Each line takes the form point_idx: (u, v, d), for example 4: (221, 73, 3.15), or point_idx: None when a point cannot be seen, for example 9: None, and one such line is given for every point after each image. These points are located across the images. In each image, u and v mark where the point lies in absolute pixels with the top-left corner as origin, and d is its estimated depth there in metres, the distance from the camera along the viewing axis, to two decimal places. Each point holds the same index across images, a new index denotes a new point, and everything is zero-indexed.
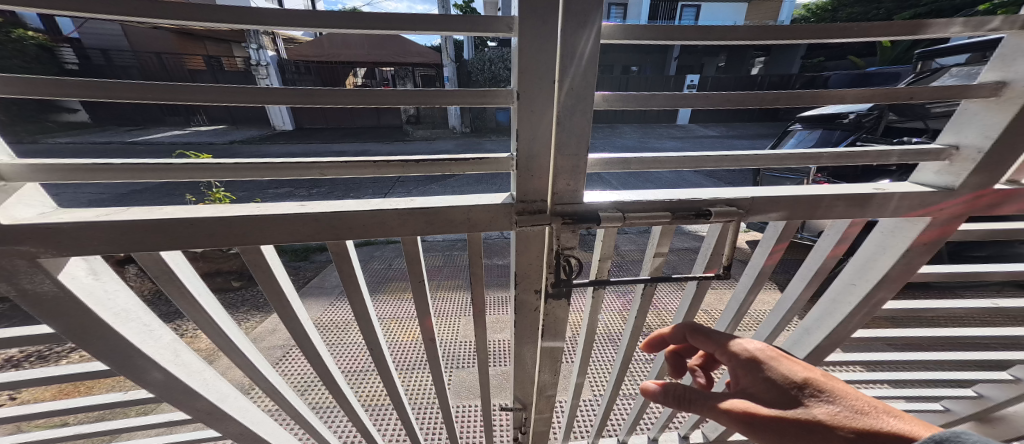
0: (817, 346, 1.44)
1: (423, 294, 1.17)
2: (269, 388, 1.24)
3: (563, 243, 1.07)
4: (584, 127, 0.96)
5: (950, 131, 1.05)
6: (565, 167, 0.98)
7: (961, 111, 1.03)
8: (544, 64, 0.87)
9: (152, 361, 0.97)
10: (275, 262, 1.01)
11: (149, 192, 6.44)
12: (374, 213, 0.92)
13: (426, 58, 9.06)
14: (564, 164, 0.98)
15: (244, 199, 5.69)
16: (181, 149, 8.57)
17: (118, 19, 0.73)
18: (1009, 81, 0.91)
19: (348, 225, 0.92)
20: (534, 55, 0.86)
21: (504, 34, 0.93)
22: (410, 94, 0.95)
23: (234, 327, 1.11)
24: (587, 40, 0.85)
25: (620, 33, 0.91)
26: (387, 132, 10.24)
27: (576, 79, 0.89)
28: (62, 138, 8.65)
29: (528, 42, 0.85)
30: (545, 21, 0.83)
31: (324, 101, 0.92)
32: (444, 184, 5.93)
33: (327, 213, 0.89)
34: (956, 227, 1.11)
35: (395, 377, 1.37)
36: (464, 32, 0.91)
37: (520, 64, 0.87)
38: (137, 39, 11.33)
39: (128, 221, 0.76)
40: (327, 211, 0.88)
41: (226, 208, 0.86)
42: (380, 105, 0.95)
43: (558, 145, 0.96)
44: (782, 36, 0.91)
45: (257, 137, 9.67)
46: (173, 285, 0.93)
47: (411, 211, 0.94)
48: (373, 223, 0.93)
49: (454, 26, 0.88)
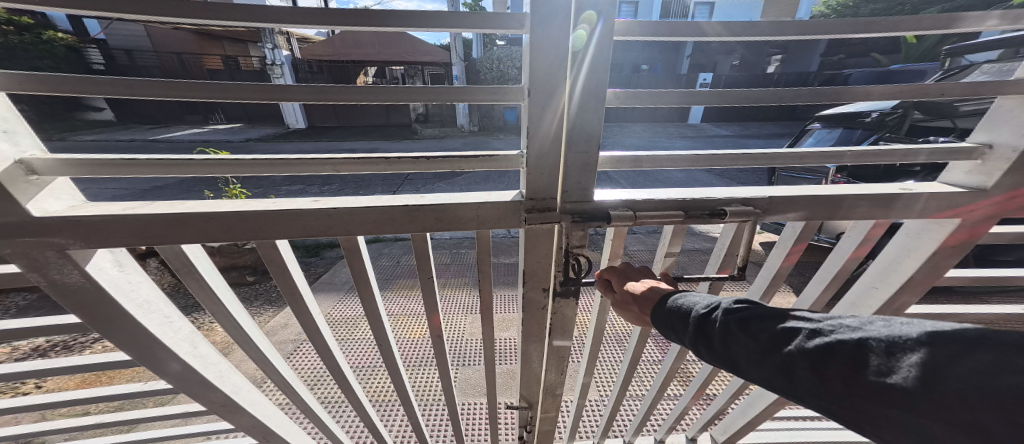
0: None
1: (432, 290, 1.18)
2: (280, 381, 1.26)
3: (572, 242, 1.07)
4: (595, 125, 0.95)
5: (983, 129, 1.00)
6: (576, 166, 0.98)
7: (995, 108, 0.98)
8: (557, 60, 0.86)
9: (171, 353, 0.99)
10: (290, 256, 1.03)
11: (169, 189, 6.65)
12: (386, 210, 0.93)
13: (436, 57, 9.11)
14: (575, 163, 0.98)
15: (259, 196, 5.83)
16: (199, 147, 8.81)
17: (137, 17, 0.75)
18: None
19: (360, 221, 0.93)
20: (547, 51, 0.85)
21: (514, 31, 0.92)
22: (420, 92, 0.95)
23: (249, 320, 1.13)
24: (600, 37, 0.84)
25: (633, 29, 0.90)
26: (398, 131, 10.34)
27: (587, 76, 0.88)
28: (89, 137, 9.00)
29: (540, 38, 0.84)
30: (558, 16, 0.82)
31: (336, 99, 0.93)
32: (453, 182, 5.96)
33: (341, 209, 0.89)
34: (987, 228, 1.06)
35: (403, 373, 1.38)
36: (475, 29, 0.91)
37: (531, 61, 0.86)
38: (159, 41, 11.69)
39: (152, 215, 0.77)
40: (340, 207, 0.89)
41: (247, 203, 0.87)
42: (390, 102, 0.96)
43: (568, 144, 0.96)
44: (801, 31, 0.89)
45: (272, 135, 9.89)
46: (194, 279, 0.94)
47: (420, 208, 0.94)
48: (384, 219, 0.94)
49: (465, 23, 0.88)
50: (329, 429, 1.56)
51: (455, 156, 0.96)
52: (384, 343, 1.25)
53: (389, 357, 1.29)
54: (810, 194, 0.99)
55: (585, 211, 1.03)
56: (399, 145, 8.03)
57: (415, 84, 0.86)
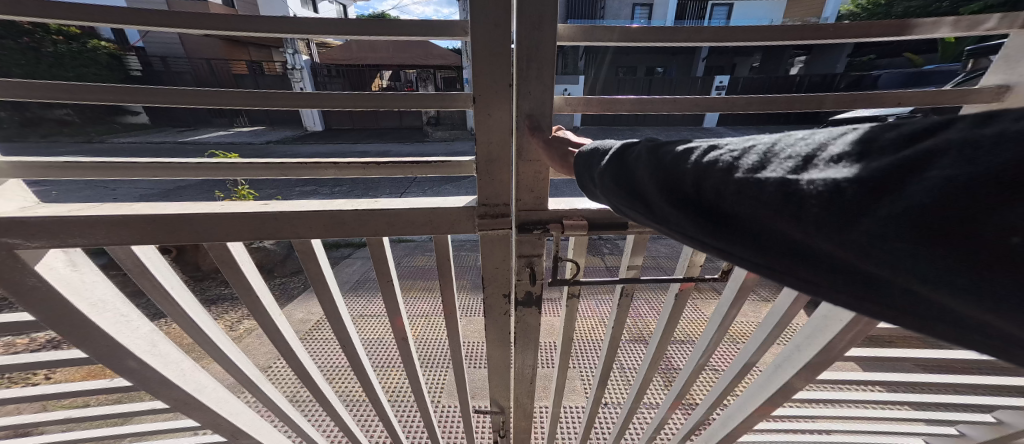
0: (788, 382, 1.30)
1: (393, 293, 1.19)
2: (245, 381, 1.26)
3: (528, 250, 1.08)
4: (545, 132, 0.94)
5: None
6: (528, 174, 0.98)
7: None
8: (499, 65, 0.87)
9: (128, 351, 0.99)
10: (244, 257, 1.04)
11: (186, 189, 6.90)
12: (335, 213, 0.93)
13: (449, 60, 9.10)
14: (527, 171, 0.98)
15: (268, 196, 5.95)
16: (216, 148, 9.09)
17: (86, 24, 0.77)
18: (1012, 85, 0.84)
19: (309, 224, 0.94)
20: (488, 60, 0.86)
21: (458, 37, 0.92)
22: (367, 97, 0.94)
23: (209, 320, 1.14)
24: (540, 45, 0.84)
25: (577, 35, 0.89)
26: (409, 134, 10.37)
27: (531, 83, 0.88)
28: (118, 139, 9.44)
29: (481, 46, 0.85)
30: (496, 22, 0.83)
31: (277, 104, 0.92)
32: (457, 185, 5.92)
33: (287, 213, 0.90)
34: None
35: (371, 377, 1.37)
36: (420, 36, 0.90)
37: (474, 68, 0.87)
38: (187, 46, 12.13)
39: (98, 216, 0.79)
40: (286, 210, 0.90)
41: (195, 205, 0.89)
42: (336, 108, 0.95)
43: (518, 152, 0.96)
44: (748, 37, 0.87)
45: (286, 138, 10.10)
46: (147, 279, 0.95)
47: (369, 212, 0.95)
48: (334, 223, 0.95)
49: (410, 31, 0.88)
50: (300, 430, 1.57)
51: (408, 163, 1.01)
52: (348, 347, 1.25)
53: (353, 359, 1.28)
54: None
55: (537, 218, 1.03)
56: (406, 147, 8.06)
57: (357, 93, 0.85)
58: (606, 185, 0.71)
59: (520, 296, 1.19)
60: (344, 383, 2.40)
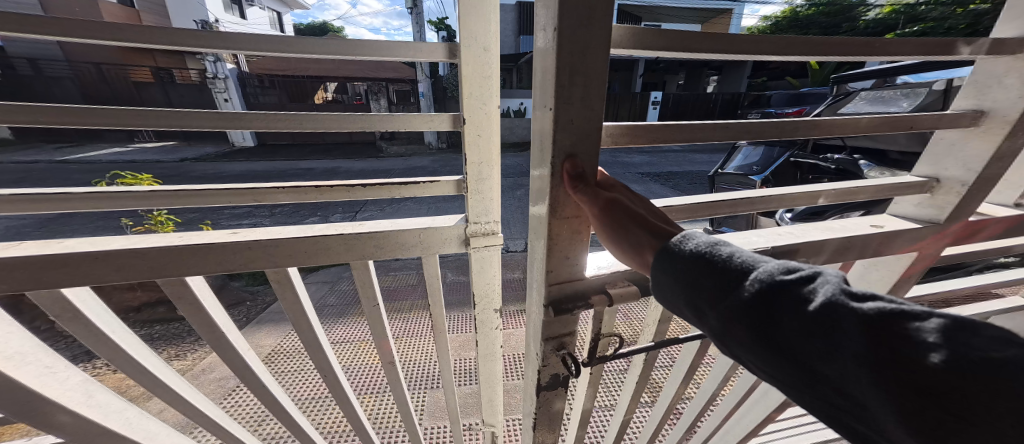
0: None
1: (379, 318, 1.11)
2: (207, 425, 1.06)
3: (560, 328, 0.75)
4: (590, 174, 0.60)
5: (928, 161, 0.97)
6: (563, 236, 0.66)
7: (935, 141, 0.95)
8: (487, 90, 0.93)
9: (59, 404, 0.73)
10: (203, 290, 0.91)
11: (81, 216, 5.80)
12: (316, 239, 0.85)
13: (401, 73, 8.88)
14: (561, 236, 0.65)
15: (193, 222, 5.22)
16: (121, 168, 7.81)
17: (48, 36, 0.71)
18: (987, 110, 0.84)
19: (286, 252, 0.85)
20: (478, 85, 0.92)
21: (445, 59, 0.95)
22: (354, 118, 0.94)
23: (161, 362, 0.97)
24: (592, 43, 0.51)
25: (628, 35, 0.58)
26: (359, 149, 9.83)
27: (575, 104, 0.54)
28: None
29: (471, 71, 0.91)
30: (486, 50, 0.90)
31: (253, 125, 0.87)
32: (416, 201, 5.70)
33: (260, 241, 0.81)
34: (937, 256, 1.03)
35: (355, 408, 1.24)
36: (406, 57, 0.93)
37: (465, 90, 0.93)
38: (78, 51, 10.38)
39: (14, 258, 0.65)
40: (261, 238, 0.81)
41: (145, 238, 0.77)
42: (322, 129, 0.95)
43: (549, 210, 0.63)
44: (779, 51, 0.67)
45: (212, 155, 9.01)
46: (80, 324, 0.78)
47: (357, 236, 0.89)
48: (317, 249, 0.86)
49: (399, 53, 0.92)
50: None
51: (394, 183, 0.99)
52: (328, 374, 1.12)
53: (337, 389, 1.16)
54: (809, 240, 0.82)
55: (573, 291, 0.71)
56: (358, 162, 7.63)
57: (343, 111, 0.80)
58: (720, 301, 0.49)
59: (544, 382, 0.83)
60: (319, 412, 2.07)
